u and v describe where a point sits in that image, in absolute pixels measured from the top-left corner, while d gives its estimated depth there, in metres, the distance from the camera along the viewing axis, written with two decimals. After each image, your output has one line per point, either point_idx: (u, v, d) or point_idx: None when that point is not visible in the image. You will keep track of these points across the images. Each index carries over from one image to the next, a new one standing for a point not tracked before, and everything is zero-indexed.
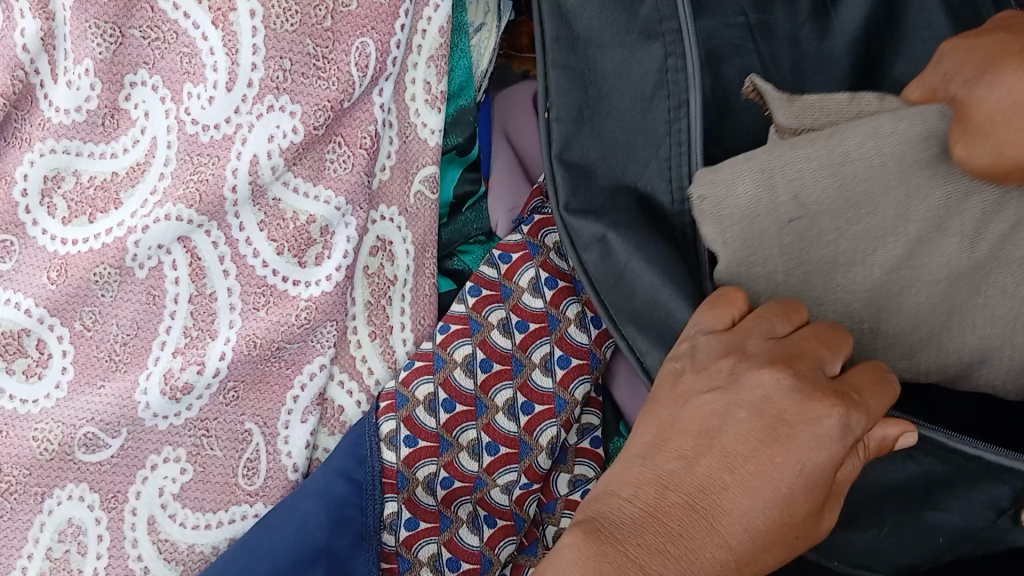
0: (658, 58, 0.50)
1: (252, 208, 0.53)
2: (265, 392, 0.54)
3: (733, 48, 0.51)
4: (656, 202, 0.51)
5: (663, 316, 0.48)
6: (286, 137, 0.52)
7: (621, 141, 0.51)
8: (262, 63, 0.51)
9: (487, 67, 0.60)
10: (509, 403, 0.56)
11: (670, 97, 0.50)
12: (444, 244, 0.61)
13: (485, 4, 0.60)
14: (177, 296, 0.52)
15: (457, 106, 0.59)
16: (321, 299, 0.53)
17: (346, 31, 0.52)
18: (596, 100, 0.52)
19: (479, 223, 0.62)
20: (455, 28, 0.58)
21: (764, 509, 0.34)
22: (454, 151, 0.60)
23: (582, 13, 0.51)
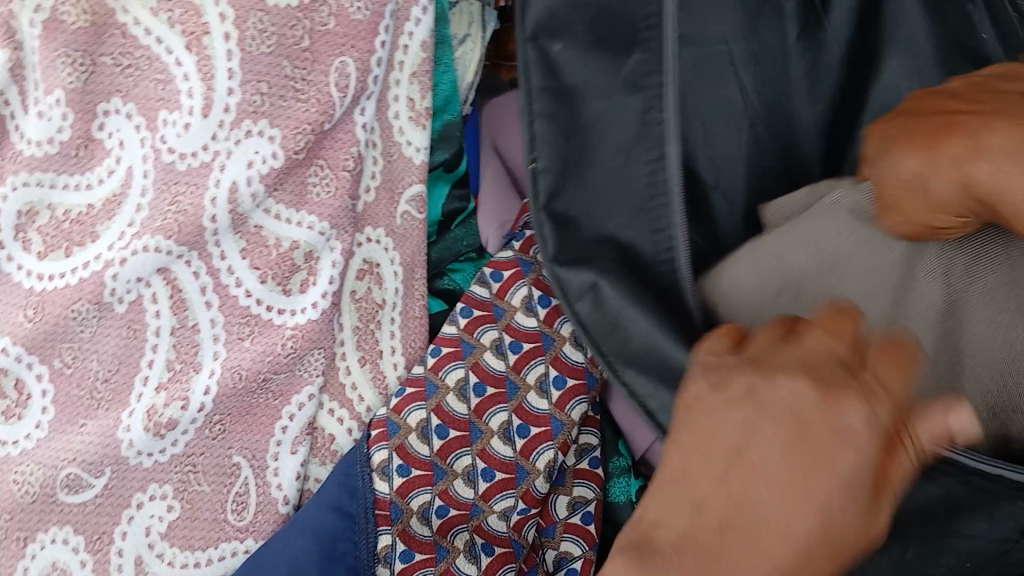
0: (640, 109, 0.49)
1: (233, 236, 0.51)
2: (252, 424, 0.53)
3: (713, 76, 0.56)
4: (644, 253, 0.49)
5: (661, 361, 0.46)
6: (266, 163, 0.50)
7: (604, 193, 0.50)
8: (239, 87, 0.49)
9: (472, 80, 0.59)
10: (504, 426, 0.55)
11: (649, 149, 0.49)
12: (433, 264, 0.59)
13: (468, 15, 0.58)
14: (158, 330, 0.51)
15: (443, 121, 0.57)
16: (307, 327, 0.52)
17: (325, 51, 0.50)
18: (580, 150, 0.51)
19: (469, 240, 0.60)
20: (438, 42, 0.56)
21: (806, 528, 0.30)
22: (441, 168, 0.58)
23: (568, 63, 0.51)
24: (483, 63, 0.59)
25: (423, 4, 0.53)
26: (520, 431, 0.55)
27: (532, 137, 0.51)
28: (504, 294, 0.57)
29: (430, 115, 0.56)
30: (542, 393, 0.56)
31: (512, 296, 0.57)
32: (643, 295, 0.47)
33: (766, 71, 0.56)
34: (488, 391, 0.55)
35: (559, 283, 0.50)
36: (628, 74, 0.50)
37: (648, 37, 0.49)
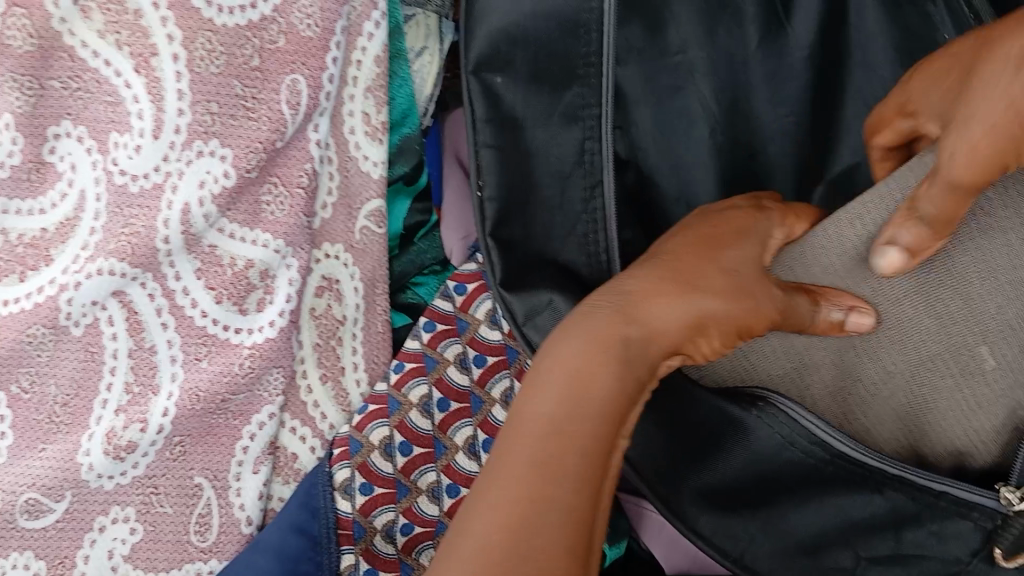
0: (578, 140, 0.53)
1: (188, 256, 0.51)
2: (213, 445, 0.53)
3: (673, 90, 0.57)
4: (576, 270, 0.53)
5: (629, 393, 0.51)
6: (217, 183, 0.50)
7: (545, 220, 0.53)
8: (189, 108, 0.49)
9: (431, 92, 0.58)
10: (469, 442, 0.54)
11: (586, 177, 0.53)
12: (395, 278, 0.58)
13: (426, 27, 0.57)
14: (115, 352, 0.51)
15: (401, 134, 0.57)
16: (264, 346, 0.52)
17: (276, 69, 0.50)
18: (522, 180, 0.53)
19: (432, 253, 0.59)
20: (393, 55, 0.55)
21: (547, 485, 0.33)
22: (401, 182, 0.57)
23: (508, 94, 0.52)
24: (441, 73, 0.58)
25: (375, 19, 0.53)
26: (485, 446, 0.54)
27: (478, 164, 0.52)
28: (468, 306, 0.57)
29: (387, 129, 0.55)
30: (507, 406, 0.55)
31: (477, 309, 0.57)
32: None
33: (729, 77, 0.57)
34: (453, 406, 0.55)
35: (510, 307, 0.53)
36: (568, 106, 0.52)
37: (586, 74, 0.52)
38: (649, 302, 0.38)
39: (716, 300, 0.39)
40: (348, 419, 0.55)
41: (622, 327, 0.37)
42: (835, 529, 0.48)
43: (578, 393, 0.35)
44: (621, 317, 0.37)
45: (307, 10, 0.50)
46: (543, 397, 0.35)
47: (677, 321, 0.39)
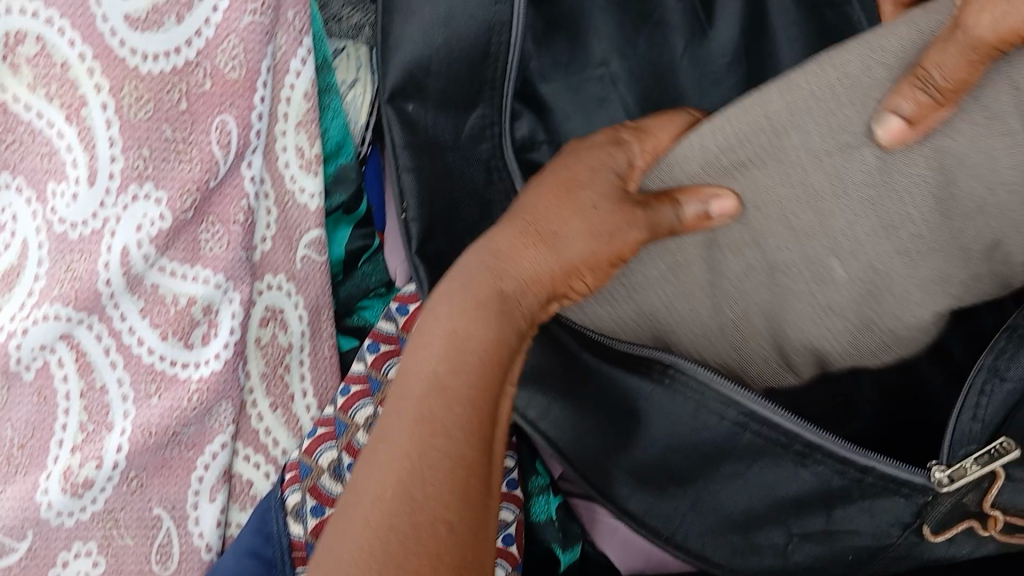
0: (486, 157, 0.58)
1: (132, 297, 0.52)
2: (169, 477, 0.54)
3: (599, 102, 0.59)
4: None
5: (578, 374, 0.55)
6: (154, 225, 0.51)
7: (467, 237, 0.58)
8: (122, 154, 0.50)
9: (366, 120, 0.61)
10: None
11: (496, 193, 0.58)
12: (342, 303, 0.61)
13: (355, 60, 0.60)
14: (68, 393, 0.52)
15: (337, 165, 0.58)
16: (212, 379, 0.54)
17: (204, 111, 0.52)
18: (444, 204, 0.57)
19: (377, 276, 0.61)
20: (323, 90, 0.57)
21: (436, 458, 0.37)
22: (340, 210, 0.59)
23: (421, 118, 0.56)
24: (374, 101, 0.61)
25: (301, 55, 0.55)
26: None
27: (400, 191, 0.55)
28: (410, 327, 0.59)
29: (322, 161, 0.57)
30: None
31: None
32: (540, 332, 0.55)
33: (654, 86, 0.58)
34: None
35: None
36: (472, 131, 0.57)
37: (491, 96, 0.57)
38: (505, 271, 0.43)
39: (580, 250, 0.44)
40: (299, 443, 0.58)
41: (479, 329, 0.40)
42: (773, 509, 0.53)
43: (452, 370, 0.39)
44: (520, 231, 0.44)
45: (232, 50, 0.52)
46: (405, 411, 0.38)
47: (560, 268, 0.44)
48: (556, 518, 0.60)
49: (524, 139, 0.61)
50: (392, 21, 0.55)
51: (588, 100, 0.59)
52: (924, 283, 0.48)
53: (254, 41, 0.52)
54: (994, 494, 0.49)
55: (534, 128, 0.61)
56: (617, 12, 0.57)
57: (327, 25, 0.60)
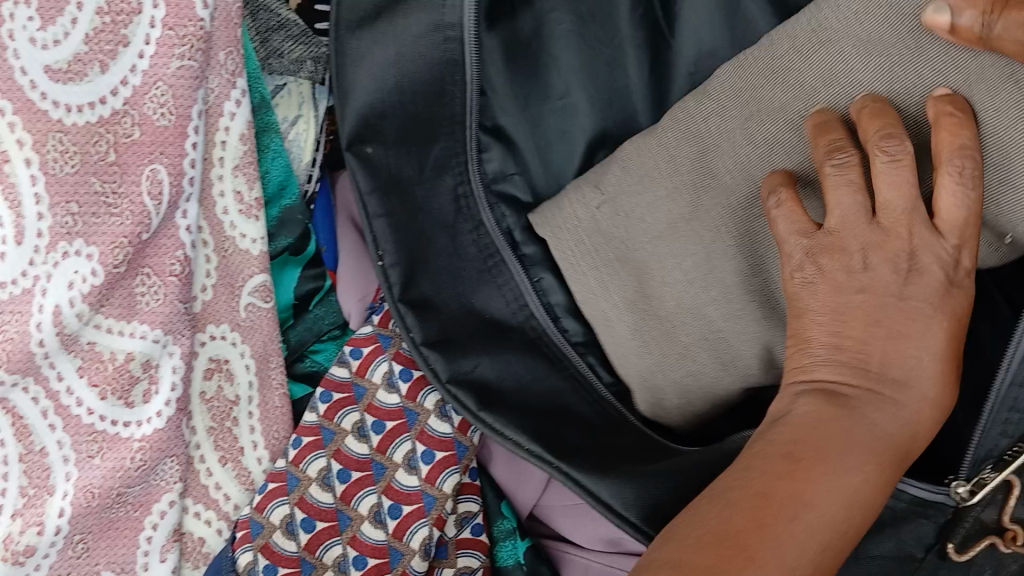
0: (453, 189, 0.59)
1: (68, 355, 0.49)
2: (115, 538, 0.52)
3: (559, 134, 0.58)
4: (500, 321, 0.60)
5: (543, 394, 0.57)
6: (86, 282, 0.49)
7: (453, 274, 0.59)
8: (49, 211, 0.47)
9: (312, 158, 0.59)
10: (375, 510, 0.54)
11: (470, 225, 0.60)
12: (293, 348, 0.59)
13: (298, 97, 0.59)
14: (6, 457, 0.48)
15: (280, 207, 0.57)
16: (157, 436, 0.52)
17: (133, 162, 0.50)
18: (418, 239, 0.58)
19: (330, 318, 0.60)
20: (262, 130, 0.56)
21: (836, 506, 0.40)
22: (286, 252, 0.58)
23: (382, 161, 0.57)
24: (322, 139, 0.60)
25: (234, 98, 0.54)
26: (390, 513, 0.54)
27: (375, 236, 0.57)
28: (364, 372, 0.57)
29: (263, 204, 0.56)
30: (409, 472, 0.55)
31: (373, 373, 0.57)
32: (506, 352, 0.58)
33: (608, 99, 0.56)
34: (356, 477, 0.55)
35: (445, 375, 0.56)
36: (437, 162, 0.59)
37: (452, 134, 0.58)
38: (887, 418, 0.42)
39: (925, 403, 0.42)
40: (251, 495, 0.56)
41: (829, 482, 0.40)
42: None
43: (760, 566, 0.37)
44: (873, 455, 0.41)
45: (159, 97, 0.50)
46: (712, 515, 0.40)
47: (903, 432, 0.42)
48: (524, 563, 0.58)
49: (494, 173, 0.60)
50: (343, 66, 0.56)
51: (550, 131, 0.58)
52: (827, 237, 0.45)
53: (183, 86, 0.51)
54: (1013, 504, 0.44)
55: (504, 162, 0.60)
56: (580, 42, 0.55)
57: (266, 64, 0.57)
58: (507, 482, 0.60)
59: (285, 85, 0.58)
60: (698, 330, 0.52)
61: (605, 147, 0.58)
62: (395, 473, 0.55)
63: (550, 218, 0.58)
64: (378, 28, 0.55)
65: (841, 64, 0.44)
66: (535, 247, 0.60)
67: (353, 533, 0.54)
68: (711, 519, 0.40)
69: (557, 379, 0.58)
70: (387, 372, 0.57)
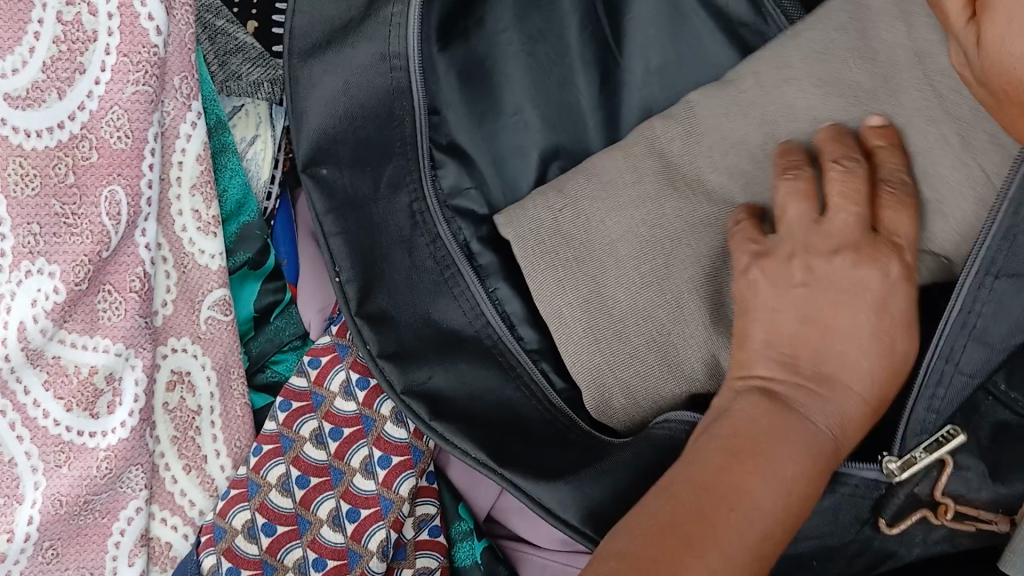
0: (408, 206, 0.59)
1: (34, 370, 0.52)
2: (85, 545, 0.55)
3: (514, 150, 0.60)
4: (456, 331, 0.58)
5: (494, 406, 0.57)
6: (49, 299, 0.51)
7: (406, 288, 0.59)
8: (11, 232, 0.50)
9: (271, 175, 0.62)
10: (333, 514, 0.56)
11: (426, 236, 0.59)
12: (255, 358, 0.61)
13: (256, 116, 0.61)
14: None
15: (238, 223, 0.59)
16: (120, 447, 0.54)
17: (92, 183, 0.52)
18: (375, 256, 0.59)
19: (291, 329, 0.62)
20: (219, 150, 0.59)
21: (776, 501, 0.39)
22: (245, 267, 0.60)
23: (337, 179, 0.59)
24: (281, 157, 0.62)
25: (191, 119, 0.56)
26: (348, 517, 0.56)
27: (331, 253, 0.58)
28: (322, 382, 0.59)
29: (222, 221, 0.58)
30: (364, 477, 0.57)
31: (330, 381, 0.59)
32: (459, 365, 0.58)
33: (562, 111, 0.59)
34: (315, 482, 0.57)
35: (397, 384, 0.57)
36: (391, 179, 0.59)
37: (403, 151, 0.58)
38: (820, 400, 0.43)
39: (854, 397, 0.42)
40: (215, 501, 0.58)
41: (774, 473, 0.40)
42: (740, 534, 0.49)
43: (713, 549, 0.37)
44: (804, 440, 0.41)
45: (115, 122, 0.53)
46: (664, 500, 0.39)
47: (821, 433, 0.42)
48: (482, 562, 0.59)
49: (449, 188, 0.60)
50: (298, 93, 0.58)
51: (504, 150, 0.60)
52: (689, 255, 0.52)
53: (138, 111, 0.53)
54: (946, 480, 0.45)
55: (459, 177, 0.60)
56: (531, 60, 0.59)
57: (224, 87, 0.60)
58: (466, 487, 0.62)
59: (242, 106, 0.61)
60: (649, 332, 0.52)
61: (556, 159, 0.60)
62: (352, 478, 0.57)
63: (512, 219, 0.57)
64: (327, 56, 0.57)
65: (801, 99, 0.51)
66: (491, 257, 0.60)
67: (312, 537, 0.56)
68: (660, 509, 0.39)
69: (510, 390, 0.57)
70: (344, 381, 0.59)
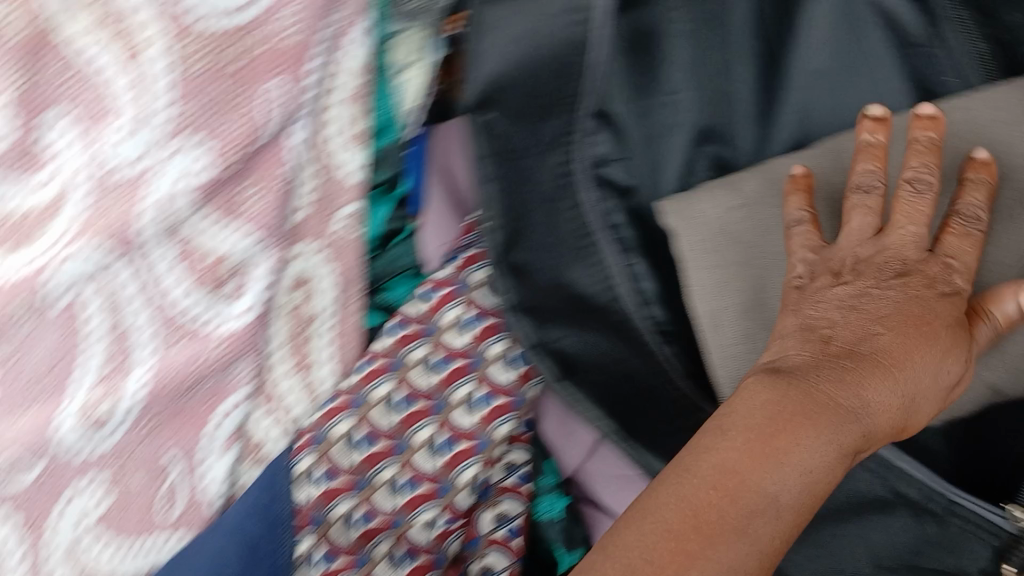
0: (559, 163, 0.57)
1: (168, 243, 0.51)
2: (183, 425, 0.55)
3: (665, 129, 0.58)
4: (588, 297, 0.58)
5: (614, 366, 0.59)
6: (200, 175, 0.50)
7: (550, 250, 0.58)
8: (176, 102, 0.48)
9: (420, 102, 0.59)
10: (429, 444, 0.57)
11: (569, 201, 0.58)
12: (371, 278, 0.61)
13: (413, 41, 0.58)
14: (94, 332, 0.50)
15: (381, 144, 0.58)
16: (238, 335, 0.54)
17: (261, 69, 0.50)
18: (524, 215, 0.57)
19: (408, 257, 0.62)
20: (376, 68, 0.57)
21: (804, 483, 0.42)
22: (383, 187, 0.59)
23: (501, 124, 0.56)
24: (433, 88, 0.59)
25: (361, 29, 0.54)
26: (443, 449, 0.57)
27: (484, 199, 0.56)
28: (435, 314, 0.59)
29: (370, 136, 0.57)
30: (462, 414, 0.58)
31: (444, 314, 0.59)
32: (593, 330, 0.58)
33: (718, 103, 0.57)
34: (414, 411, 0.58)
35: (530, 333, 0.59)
36: (550, 137, 0.57)
37: (568, 109, 0.56)
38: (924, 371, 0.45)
39: (932, 396, 0.46)
40: (313, 408, 0.58)
41: (813, 459, 0.42)
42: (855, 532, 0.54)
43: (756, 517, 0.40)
44: (895, 411, 0.45)
45: (290, 14, 0.50)
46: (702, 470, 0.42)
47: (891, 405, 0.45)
48: (561, 518, 0.61)
49: (598, 155, 0.58)
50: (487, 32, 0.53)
51: (657, 126, 0.58)
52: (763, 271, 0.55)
53: (316, 13, 0.51)
54: None
55: (608, 147, 0.58)
56: (692, 43, 0.56)
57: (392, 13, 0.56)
58: (557, 441, 0.62)
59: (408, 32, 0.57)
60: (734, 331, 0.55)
61: (704, 145, 0.58)
62: (449, 413, 0.57)
63: (681, 206, 0.56)
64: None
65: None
66: (631, 232, 0.59)
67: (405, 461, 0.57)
68: (707, 466, 0.42)
69: (636, 361, 0.58)
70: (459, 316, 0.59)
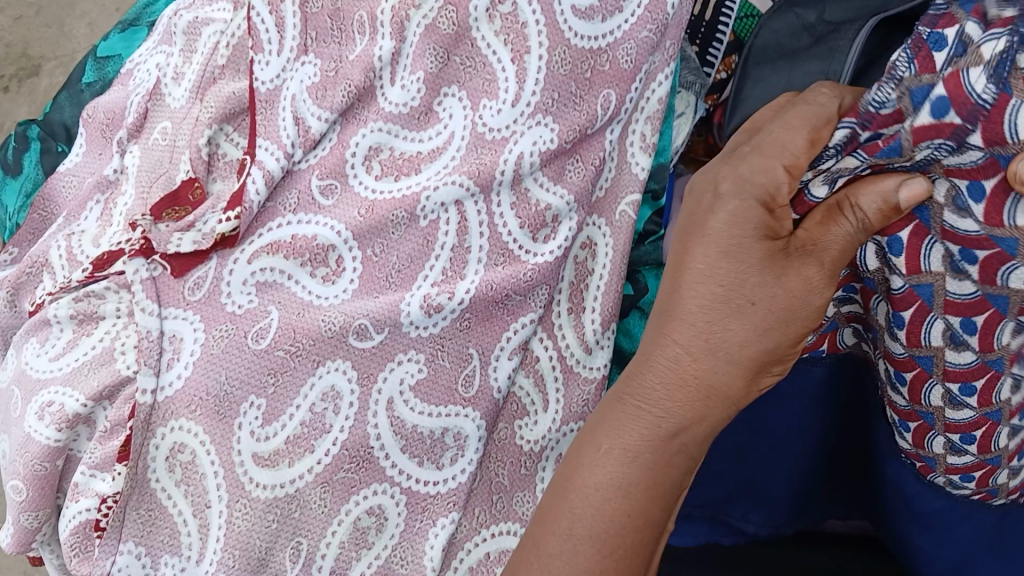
0: None
1: (510, 193, 0.73)
2: (490, 329, 0.73)
3: None
4: None
5: None
6: (545, 144, 0.73)
7: None
8: (541, 92, 0.73)
9: (681, 144, 0.83)
10: (946, 395, 0.58)
11: None
12: (635, 258, 0.83)
13: (687, 100, 0.83)
14: (444, 244, 0.73)
15: (658, 162, 0.81)
16: (543, 266, 0.73)
17: (599, 84, 0.75)
18: None
19: (654, 253, 0.83)
20: (666, 108, 0.81)
21: (596, 536, 0.60)
22: (649, 194, 0.81)
23: None
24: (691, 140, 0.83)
25: (665, 72, 0.78)
26: (964, 332, 0.54)
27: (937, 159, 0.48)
28: (800, 207, 0.57)
29: (654, 150, 0.80)
30: (899, 393, 0.61)
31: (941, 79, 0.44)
32: None
33: None
34: (978, 375, 0.56)
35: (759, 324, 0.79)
36: None
37: None
38: (743, 279, 0.58)
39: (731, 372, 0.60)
40: (587, 352, 0.75)
41: (618, 450, 0.61)
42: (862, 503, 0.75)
43: (630, 463, 0.61)
44: (654, 421, 0.61)
45: (629, 50, 0.75)
46: (636, 482, 0.60)
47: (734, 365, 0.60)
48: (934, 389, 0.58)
49: None
50: (744, 87, 0.78)
51: None
52: (737, 281, 0.58)
53: (644, 50, 0.76)
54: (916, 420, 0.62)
55: None
56: None
57: (680, 71, 0.83)
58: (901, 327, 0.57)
59: (685, 91, 0.83)
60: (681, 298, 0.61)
61: None
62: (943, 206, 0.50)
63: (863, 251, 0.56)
64: (778, 64, 0.75)
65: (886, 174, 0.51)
66: None
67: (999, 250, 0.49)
68: (622, 529, 0.60)
69: None
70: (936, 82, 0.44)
